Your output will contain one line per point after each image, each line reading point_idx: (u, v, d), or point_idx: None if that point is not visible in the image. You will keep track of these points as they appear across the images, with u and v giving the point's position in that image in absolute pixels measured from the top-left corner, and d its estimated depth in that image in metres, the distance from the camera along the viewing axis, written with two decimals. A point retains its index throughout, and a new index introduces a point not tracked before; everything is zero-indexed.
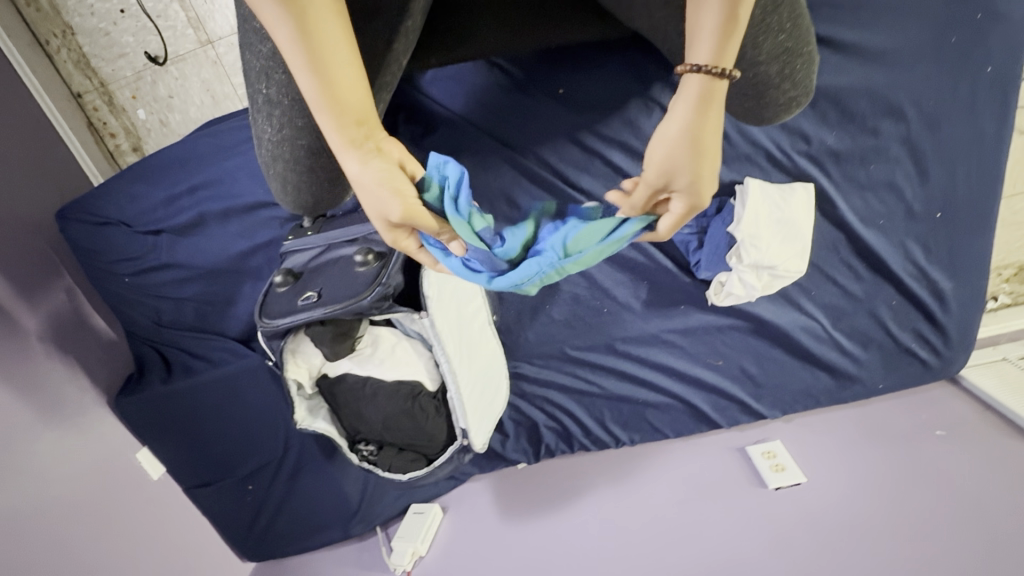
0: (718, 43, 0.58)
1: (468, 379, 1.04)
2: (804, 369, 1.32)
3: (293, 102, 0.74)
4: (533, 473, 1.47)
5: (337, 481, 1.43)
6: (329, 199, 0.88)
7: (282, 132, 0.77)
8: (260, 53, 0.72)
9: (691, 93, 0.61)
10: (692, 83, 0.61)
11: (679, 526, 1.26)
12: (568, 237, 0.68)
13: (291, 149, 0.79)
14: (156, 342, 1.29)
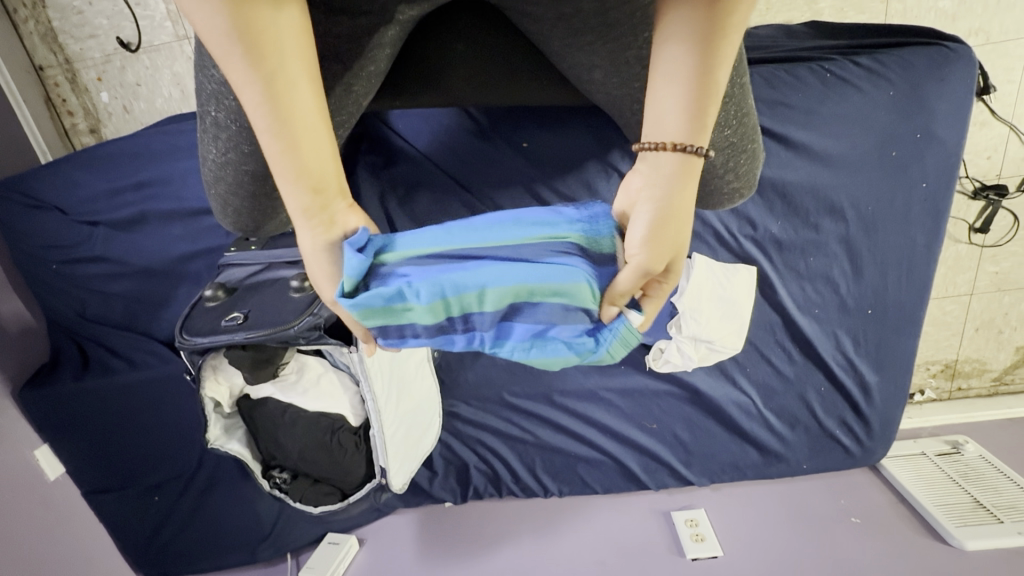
0: (702, 118, 0.52)
1: (393, 419, 1.04)
2: (734, 442, 1.34)
3: (241, 129, 0.73)
4: (458, 515, 1.43)
5: (251, 503, 1.36)
6: (266, 224, 0.90)
7: (226, 156, 0.77)
8: (210, 77, 0.69)
9: (672, 169, 0.53)
10: (674, 159, 0.53)
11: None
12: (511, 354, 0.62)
13: (235, 173, 0.79)
14: (75, 334, 1.23)
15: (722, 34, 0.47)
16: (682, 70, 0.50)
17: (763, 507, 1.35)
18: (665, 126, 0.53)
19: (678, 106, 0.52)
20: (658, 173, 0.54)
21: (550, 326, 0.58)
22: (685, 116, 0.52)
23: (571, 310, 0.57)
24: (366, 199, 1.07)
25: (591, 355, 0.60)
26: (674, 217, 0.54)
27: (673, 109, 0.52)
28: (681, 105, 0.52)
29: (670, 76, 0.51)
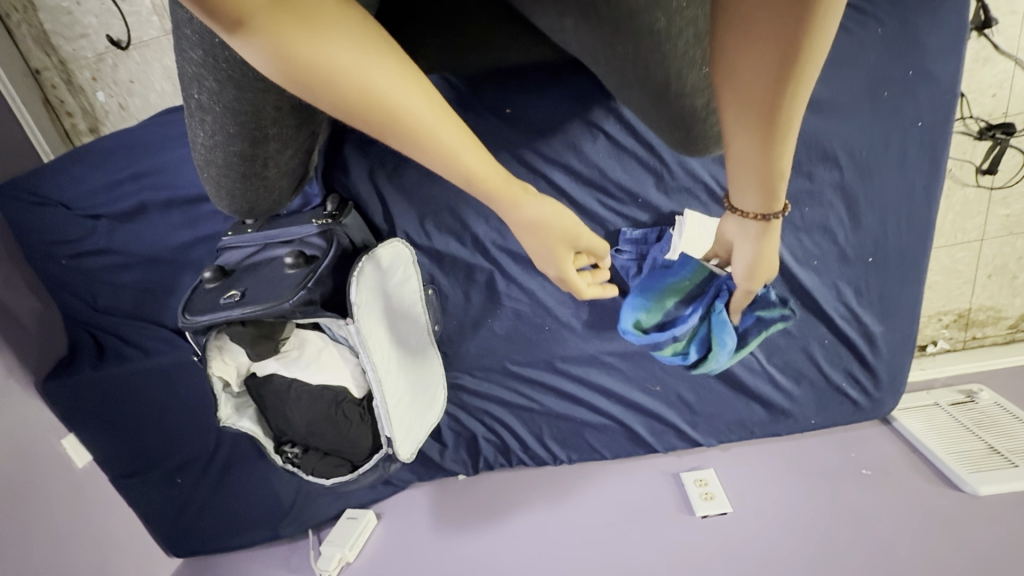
0: (775, 186, 0.66)
1: (395, 389, 1.06)
2: (738, 401, 1.34)
3: (223, 109, 0.73)
4: (470, 485, 1.47)
5: (272, 482, 1.41)
6: (264, 201, 0.94)
7: (215, 138, 0.79)
8: (190, 60, 0.68)
9: (757, 231, 0.75)
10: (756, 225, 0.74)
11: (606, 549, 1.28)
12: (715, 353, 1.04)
13: (224, 155, 0.81)
14: (90, 326, 1.27)
15: (786, 119, 0.56)
16: (756, 149, 0.61)
17: (772, 464, 1.35)
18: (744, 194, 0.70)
19: (755, 184, 0.67)
20: (742, 233, 0.78)
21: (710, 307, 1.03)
22: (757, 197, 0.69)
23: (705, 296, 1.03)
24: (356, 178, 1.10)
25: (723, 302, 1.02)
26: (765, 256, 0.80)
27: (748, 188, 0.69)
28: (758, 178, 0.66)
29: (748, 154, 0.63)
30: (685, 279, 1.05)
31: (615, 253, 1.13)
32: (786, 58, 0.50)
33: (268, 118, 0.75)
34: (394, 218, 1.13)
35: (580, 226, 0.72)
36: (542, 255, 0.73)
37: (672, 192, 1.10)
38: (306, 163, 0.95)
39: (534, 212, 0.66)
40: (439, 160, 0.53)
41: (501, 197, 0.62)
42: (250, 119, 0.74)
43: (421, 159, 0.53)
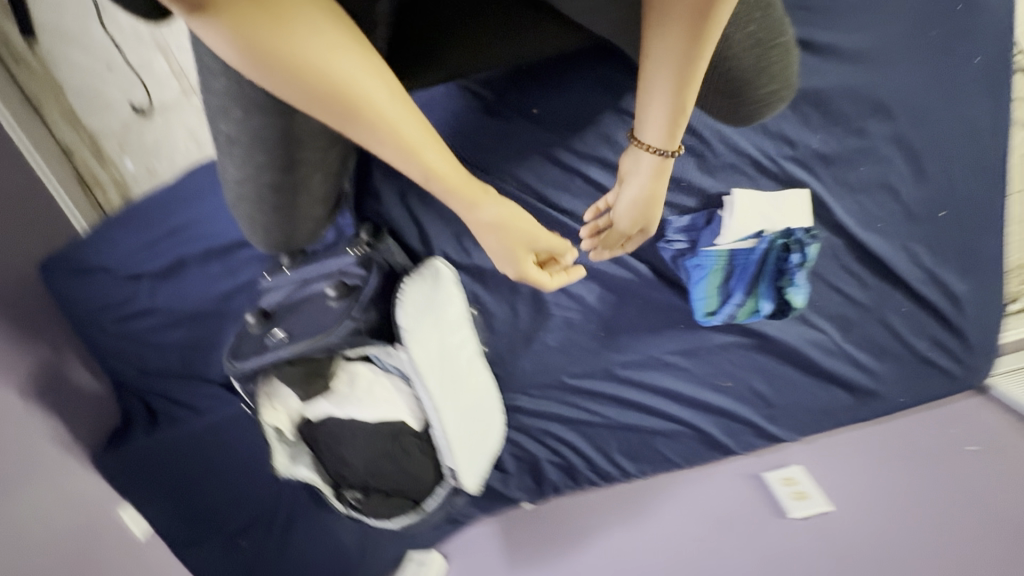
0: (679, 121, 0.68)
1: (454, 416, 1.00)
2: (817, 386, 1.23)
3: (252, 138, 0.72)
4: (538, 513, 1.39)
5: (333, 533, 1.35)
6: (300, 233, 0.91)
7: (244, 171, 0.78)
8: (217, 92, 0.70)
9: (650, 169, 0.75)
10: (651, 163, 0.74)
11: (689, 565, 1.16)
12: (795, 292, 1.01)
13: (257, 187, 0.79)
14: (140, 391, 1.30)
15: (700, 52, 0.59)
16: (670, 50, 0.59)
17: (864, 451, 1.24)
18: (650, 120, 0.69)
19: (664, 103, 0.66)
20: (638, 166, 0.76)
21: (758, 269, 1.01)
22: (662, 130, 0.70)
23: (748, 264, 1.02)
24: (388, 202, 1.08)
25: (763, 258, 1.01)
26: (650, 202, 0.79)
27: (656, 123, 0.70)
28: (669, 94, 0.65)
29: (663, 53, 0.60)
30: (719, 268, 1.03)
31: (665, 243, 1.08)
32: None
33: (296, 143, 0.74)
34: (430, 238, 1.10)
35: (538, 229, 0.76)
36: (502, 255, 0.76)
37: (716, 171, 1.04)
38: (338, 189, 0.92)
39: (494, 215, 0.70)
40: (399, 152, 0.57)
41: (463, 199, 0.66)
42: (278, 145, 0.73)
43: (379, 147, 0.56)
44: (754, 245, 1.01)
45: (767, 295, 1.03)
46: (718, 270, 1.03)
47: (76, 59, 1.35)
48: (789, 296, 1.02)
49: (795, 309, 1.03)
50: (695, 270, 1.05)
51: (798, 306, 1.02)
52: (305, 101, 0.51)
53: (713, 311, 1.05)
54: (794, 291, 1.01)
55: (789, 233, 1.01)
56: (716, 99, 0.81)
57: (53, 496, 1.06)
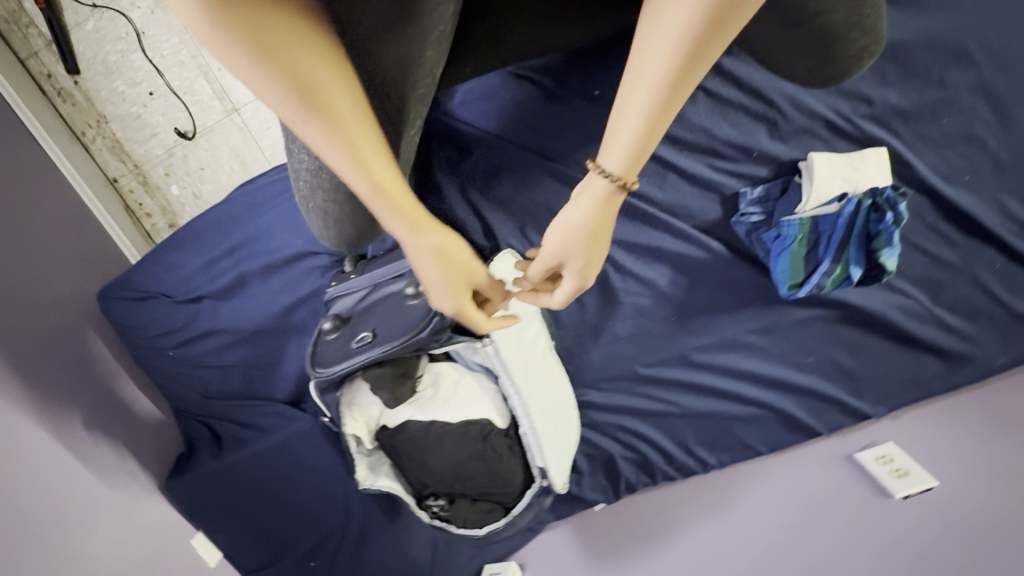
0: (642, 153, 0.56)
1: (541, 411, 0.96)
2: (906, 355, 1.18)
3: None
4: (614, 514, 1.32)
5: (403, 555, 1.28)
6: (371, 230, 0.88)
7: (318, 159, 0.76)
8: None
9: (596, 199, 0.61)
10: (600, 193, 0.60)
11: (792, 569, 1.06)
12: (886, 254, 0.95)
13: (330, 177, 0.77)
14: (206, 417, 1.26)
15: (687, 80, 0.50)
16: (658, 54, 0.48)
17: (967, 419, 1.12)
18: (619, 138, 0.56)
19: (636, 130, 0.54)
20: (586, 190, 0.61)
21: (846, 235, 0.96)
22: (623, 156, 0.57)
23: (835, 230, 0.96)
24: (450, 198, 1.05)
25: (850, 222, 0.95)
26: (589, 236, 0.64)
27: (619, 148, 0.56)
28: (641, 119, 0.53)
29: (651, 54, 0.49)
30: (802, 237, 0.98)
31: (739, 217, 1.04)
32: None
33: None
34: (495, 233, 1.05)
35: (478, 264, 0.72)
36: (433, 288, 0.71)
37: (788, 137, 1.01)
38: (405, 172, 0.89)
39: (441, 242, 0.67)
40: (344, 152, 0.57)
41: (407, 221, 0.63)
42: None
43: (324, 145, 0.57)
44: (839, 208, 0.96)
45: (856, 262, 0.97)
46: (802, 239, 0.99)
47: (118, 89, 1.36)
48: (881, 259, 0.96)
49: (887, 273, 0.97)
50: (776, 241, 1.01)
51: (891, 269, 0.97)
52: (260, 85, 0.52)
53: (799, 284, 1.01)
54: (886, 254, 0.95)
55: (878, 193, 0.95)
56: (804, 55, 0.84)
57: (108, 540, 1.03)
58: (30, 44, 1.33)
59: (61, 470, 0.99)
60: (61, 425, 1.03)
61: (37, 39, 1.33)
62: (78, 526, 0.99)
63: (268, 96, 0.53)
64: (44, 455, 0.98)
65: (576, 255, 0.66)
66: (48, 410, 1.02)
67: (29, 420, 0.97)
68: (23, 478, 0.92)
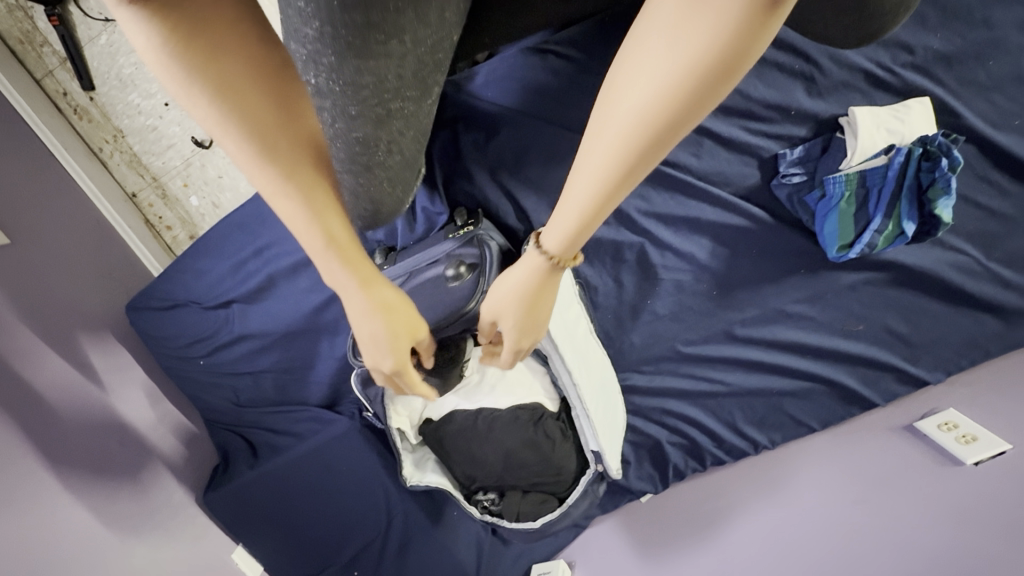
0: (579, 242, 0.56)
1: (592, 391, 0.92)
2: (959, 316, 1.12)
3: (347, 90, 0.59)
4: (663, 504, 1.24)
5: (446, 563, 1.20)
6: (388, 204, 0.82)
7: (331, 129, 0.64)
8: (299, 36, 0.53)
9: (532, 275, 0.62)
10: (535, 270, 0.61)
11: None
12: (942, 203, 0.92)
13: (346, 145, 0.66)
14: (239, 426, 1.22)
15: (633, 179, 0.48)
16: (597, 161, 0.46)
17: None
18: (559, 224, 0.54)
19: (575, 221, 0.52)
20: (524, 264, 0.62)
21: (897, 188, 0.93)
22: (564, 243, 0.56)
23: (886, 183, 0.94)
24: (480, 181, 1.02)
25: (900, 173, 0.93)
26: (529, 304, 0.65)
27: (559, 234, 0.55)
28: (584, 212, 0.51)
29: (592, 156, 0.47)
30: (850, 195, 0.95)
31: (779, 180, 1.01)
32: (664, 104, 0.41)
33: (389, 90, 0.62)
34: (528, 214, 1.03)
35: (420, 322, 0.77)
36: (376, 342, 0.74)
37: (828, 92, 1.00)
38: (422, 147, 0.83)
39: (387, 295, 0.71)
40: (294, 203, 0.61)
41: (353, 275, 0.68)
42: (372, 93, 0.61)
43: (276, 195, 0.61)
44: (888, 160, 0.94)
45: (911, 215, 0.94)
46: (851, 197, 0.96)
47: (134, 101, 1.35)
48: (938, 209, 0.93)
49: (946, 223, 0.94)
50: (825, 202, 0.97)
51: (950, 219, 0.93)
52: (218, 127, 0.55)
53: (856, 243, 0.96)
54: (942, 203, 0.92)
55: (927, 139, 0.94)
56: (837, 18, 0.81)
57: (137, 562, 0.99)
58: (44, 63, 1.33)
59: (77, 493, 0.95)
60: (80, 444, 0.99)
61: (51, 58, 1.33)
62: (104, 548, 0.95)
63: (224, 138, 0.56)
64: (65, 477, 0.94)
65: (506, 330, 0.69)
66: (68, 426, 0.99)
67: (41, 437, 0.93)
68: (38, 501, 0.88)
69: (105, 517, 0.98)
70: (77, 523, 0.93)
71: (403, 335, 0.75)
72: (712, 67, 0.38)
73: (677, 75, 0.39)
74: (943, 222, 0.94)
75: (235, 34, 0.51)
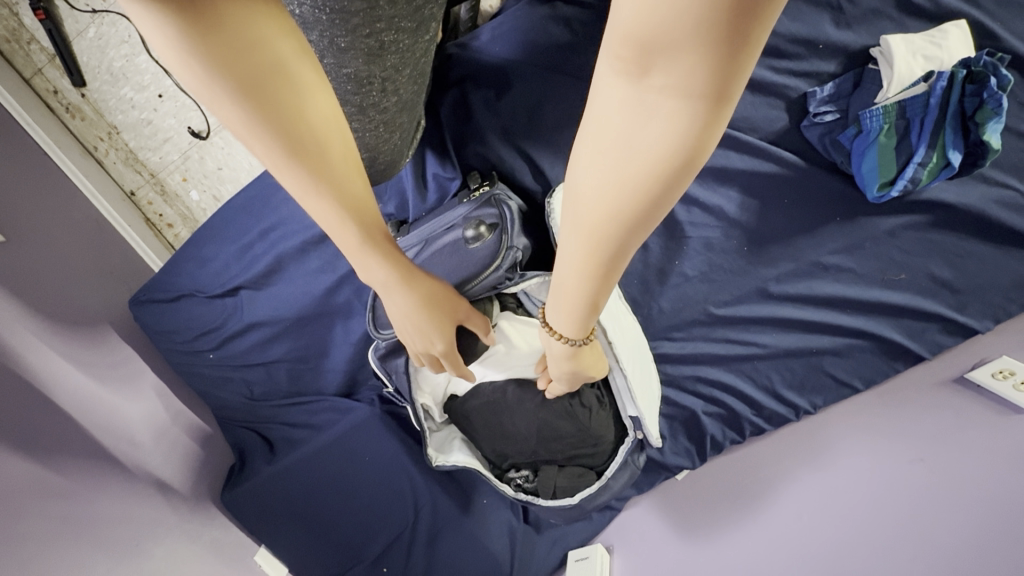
0: (588, 317, 0.54)
1: (630, 354, 0.86)
2: (1010, 256, 1.05)
3: (333, 17, 0.58)
4: (704, 479, 1.12)
5: (480, 557, 1.12)
6: (394, 151, 0.86)
7: (323, 62, 0.67)
8: None
9: (562, 353, 0.64)
10: (563, 349, 0.63)
11: (941, 546, 0.75)
12: (988, 128, 0.91)
13: (337, 80, 0.70)
14: (254, 422, 1.17)
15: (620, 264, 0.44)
16: (586, 258, 0.43)
17: None
18: (561, 299, 0.52)
19: (584, 303, 0.50)
20: (554, 350, 0.65)
21: (941, 117, 0.92)
22: (578, 318, 0.54)
23: (928, 111, 0.92)
24: (493, 142, 0.97)
25: (943, 99, 0.91)
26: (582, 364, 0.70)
27: (562, 307, 0.53)
28: (587, 294, 0.49)
29: (573, 253, 0.43)
30: (888, 129, 0.95)
31: (810, 119, 1.01)
32: (629, 213, 0.36)
33: (381, 19, 0.61)
34: (546, 174, 0.97)
35: (461, 303, 0.77)
36: (422, 333, 0.73)
37: (858, 23, 1.01)
38: (422, 91, 0.84)
39: (427, 289, 0.71)
40: (330, 211, 0.56)
41: (392, 272, 0.65)
42: (363, 23, 0.60)
43: (310, 202, 0.55)
44: (928, 87, 0.92)
45: (956, 143, 0.93)
46: (889, 130, 0.95)
47: (127, 95, 1.31)
48: (985, 134, 0.91)
49: (994, 148, 0.92)
50: (863, 137, 0.97)
51: (998, 144, 0.91)
52: (247, 131, 0.47)
53: (900, 176, 0.95)
54: (989, 127, 0.91)
55: (970, 61, 0.93)
56: None
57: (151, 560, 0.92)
58: (33, 61, 1.29)
59: (87, 490, 0.89)
60: (88, 446, 0.94)
61: (39, 55, 1.29)
62: (118, 545, 0.89)
63: (255, 143, 0.48)
64: (75, 473, 0.89)
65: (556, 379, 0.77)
66: (73, 420, 0.94)
67: (45, 430, 0.88)
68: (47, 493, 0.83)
69: (118, 512, 0.92)
70: (97, 522, 0.88)
71: (447, 315, 0.75)
72: (674, 167, 0.33)
73: (637, 182, 0.34)
74: (991, 148, 0.92)
75: (256, 16, 0.42)
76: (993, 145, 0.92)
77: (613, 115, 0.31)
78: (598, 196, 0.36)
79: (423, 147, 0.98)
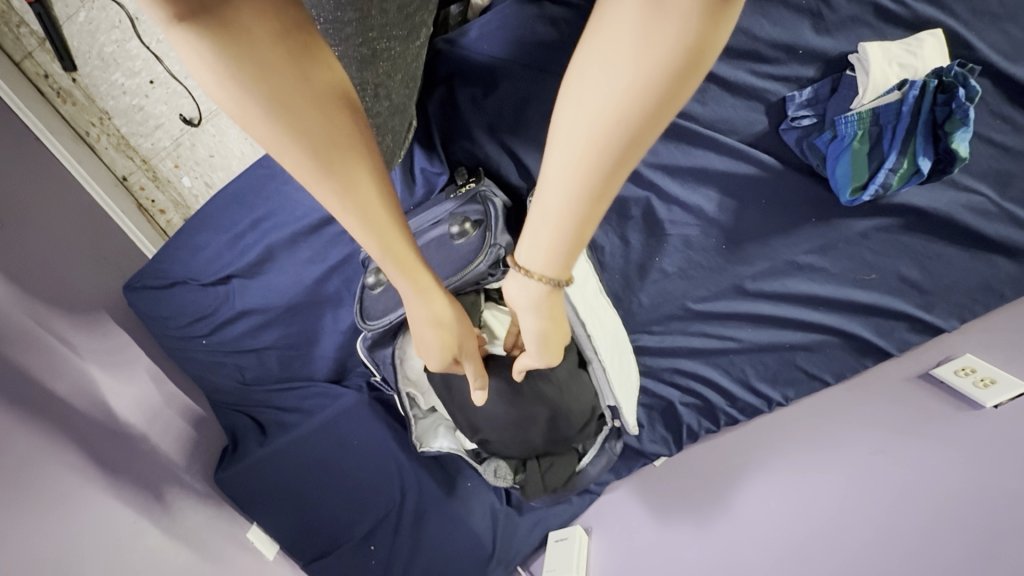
0: (566, 261, 0.54)
1: (610, 350, 0.91)
2: (976, 259, 1.09)
3: (328, 23, 0.66)
4: (679, 466, 1.17)
5: (463, 536, 1.17)
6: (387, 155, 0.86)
7: None
8: None
9: (536, 301, 0.59)
10: (537, 293, 0.58)
11: (890, 529, 0.81)
12: (957, 136, 0.94)
13: None
14: (246, 406, 1.21)
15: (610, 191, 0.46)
16: (580, 180, 0.44)
17: None
18: (540, 238, 0.52)
19: (565, 243, 0.51)
20: (526, 296, 0.60)
21: (913, 125, 0.95)
22: (554, 260, 0.54)
23: (901, 119, 0.96)
24: (479, 139, 0.99)
25: (916, 107, 0.95)
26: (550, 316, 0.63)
27: (541, 249, 0.53)
28: (567, 230, 0.49)
29: (564, 177, 0.44)
30: (862, 137, 0.99)
31: (789, 123, 1.04)
32: (632, 119, 0.39)
33: (373, 27, 0.69)
34: (530, 171, 1.00)
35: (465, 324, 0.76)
36: (432, 346, 0.73)
37: (837, 28, 1.03)
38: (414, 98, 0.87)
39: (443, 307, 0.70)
40: (358, 222, 0.56)
41: (413, 284, 0.65)
42: (356, 32, 0.68)
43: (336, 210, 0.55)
44: (901, 96, 0.96)
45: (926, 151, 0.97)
46: (862, 137, 0.99)
47: (118, 81, 1.31)
48: (954, 142, 0.95)
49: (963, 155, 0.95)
50: (838, 143, 1.00)
51: (966, 151, 0.95)
52: (278, 145, 0.48)
53: (872, 181, 0.99)
54: (958, 135, 0.94)
55: (942, 71, 0.96)
56: None
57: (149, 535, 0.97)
58: (22, 44, 1.29)
59: (89, 468, 0.93)
60: (87, 426, 0.98)
61: (29, 39, 1.29)
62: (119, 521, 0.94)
63: (289, 157, 0.49)
64: (76, 451, 0.93)
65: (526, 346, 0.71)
66: (73, 401, 0.97)
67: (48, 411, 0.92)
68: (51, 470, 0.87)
69: (117, 489, 0.96)
70: (99, 499, 0.93)
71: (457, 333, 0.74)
72: (681, 65, 0.36)
73: (643, 83, 0.37)
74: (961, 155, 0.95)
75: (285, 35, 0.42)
76: (962, 153, 0.95)
77: (628, 15, 0.35)
78: (604, 98, 0.39)
79: (411, 143, 1.00)
